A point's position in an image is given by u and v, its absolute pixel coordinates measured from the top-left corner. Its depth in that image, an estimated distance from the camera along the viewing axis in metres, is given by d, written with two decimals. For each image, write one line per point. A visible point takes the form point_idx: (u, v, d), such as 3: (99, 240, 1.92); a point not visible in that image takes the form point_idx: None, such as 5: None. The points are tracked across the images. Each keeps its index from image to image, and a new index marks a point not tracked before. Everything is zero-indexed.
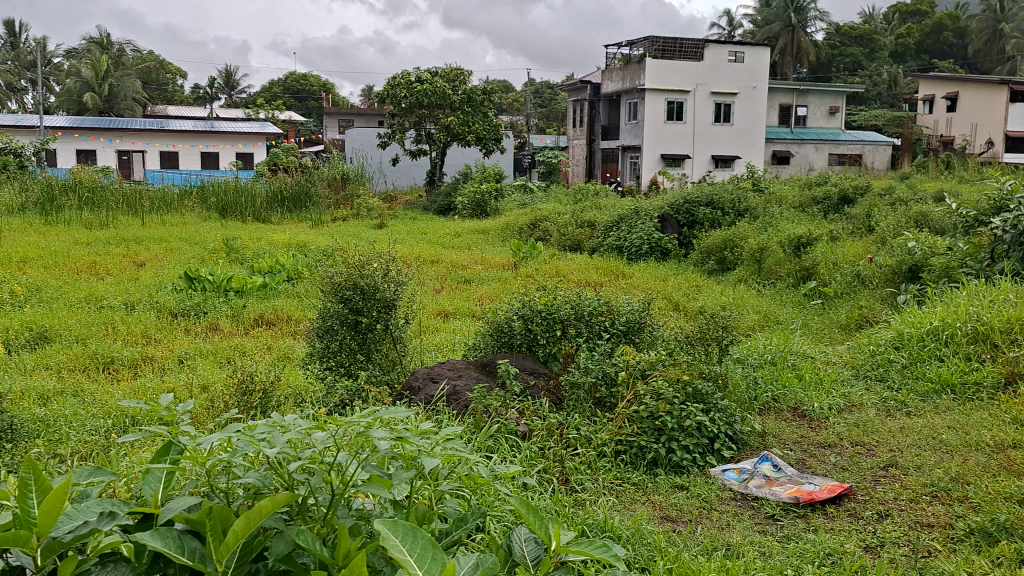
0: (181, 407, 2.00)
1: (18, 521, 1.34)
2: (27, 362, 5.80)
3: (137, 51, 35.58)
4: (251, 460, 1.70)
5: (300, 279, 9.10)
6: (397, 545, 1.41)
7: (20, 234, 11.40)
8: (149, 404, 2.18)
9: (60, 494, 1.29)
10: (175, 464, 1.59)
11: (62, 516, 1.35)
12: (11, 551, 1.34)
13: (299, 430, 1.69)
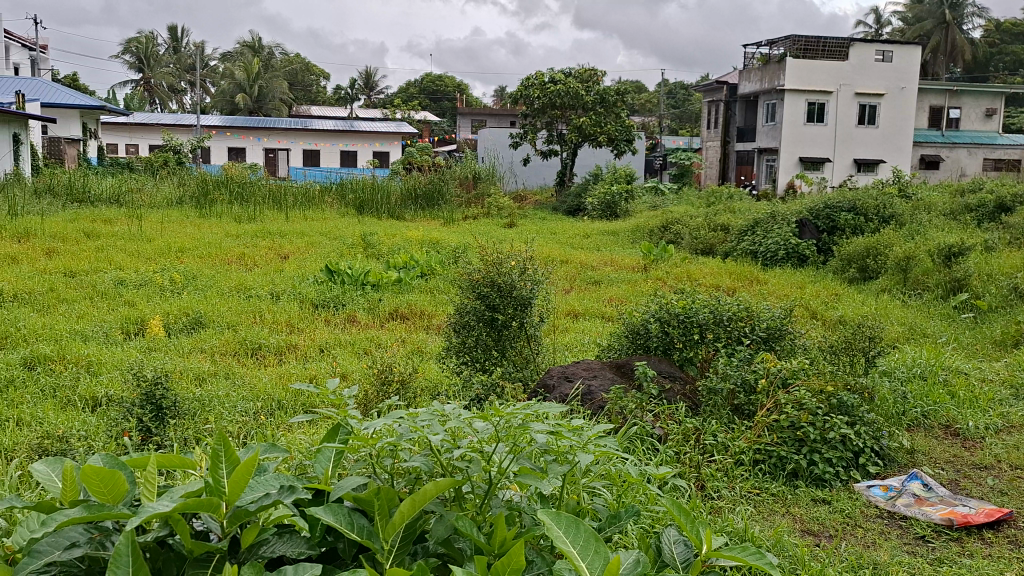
0: (346, 391, 2.12)
1: (207, 488, 1.44)
2: (185, 345, 6.22)
3: (285, 54, 37.40)
4: (415, 445, 1.78)
5: (434, 274, 9.34)
6: (560, 536, 1.45)
7: (178, 225, 12.24)
8: (313, 388, 2.31)
9: (248, 467, 1.39)
10: (344, 445, 1.69)
11: (246, 487, 1.45)
12: (200, 516, 1.45)
13: (458, 419, 1.76)
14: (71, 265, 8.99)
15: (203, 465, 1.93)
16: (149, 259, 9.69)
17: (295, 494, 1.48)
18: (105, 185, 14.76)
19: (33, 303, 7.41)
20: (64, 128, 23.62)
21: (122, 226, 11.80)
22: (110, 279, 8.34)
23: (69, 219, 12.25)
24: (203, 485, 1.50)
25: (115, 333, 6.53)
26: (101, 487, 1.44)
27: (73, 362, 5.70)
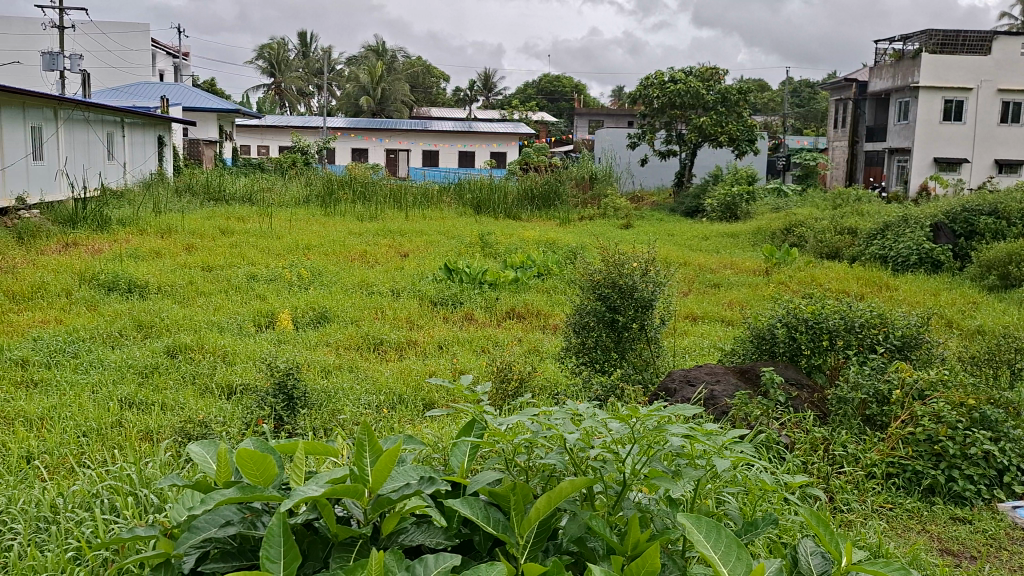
0: (479, 386, 2.17)
1: (353, 476, 1.51)
2: (312, 338, 6.47)
3: (407, 57, 38.35)
4: (550, 443, 1.80)
5: (550, 274, 9.37)
6: (702, 540, 1.47)
7: (306, 223, 12.77)
8: (445, 385, 2.38)
9: (392, 457, 1.44)
10: (480, 439, 1.74)
11: (389, 476, 1.51)
12: (346, 502, 1.51)
13: (593, 419, 1.78)
14: (209, 260, 9.51)
15: (344, 455, 2.02)
16: (278, 255, 10.15)
17: (434, 486, 1.53)
18: (239, 185, 15.55)
19: (175, 296, 7.88)
20: (203, 130, 24.98)
21: (254, 224, 12.39)
22: (243, 274, 8.77)
23: (206, 217, 12.96)
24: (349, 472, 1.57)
25: (248, 325, 6.86)
26: (254, 470, 1.52)
27: (210, 351, 6.04)
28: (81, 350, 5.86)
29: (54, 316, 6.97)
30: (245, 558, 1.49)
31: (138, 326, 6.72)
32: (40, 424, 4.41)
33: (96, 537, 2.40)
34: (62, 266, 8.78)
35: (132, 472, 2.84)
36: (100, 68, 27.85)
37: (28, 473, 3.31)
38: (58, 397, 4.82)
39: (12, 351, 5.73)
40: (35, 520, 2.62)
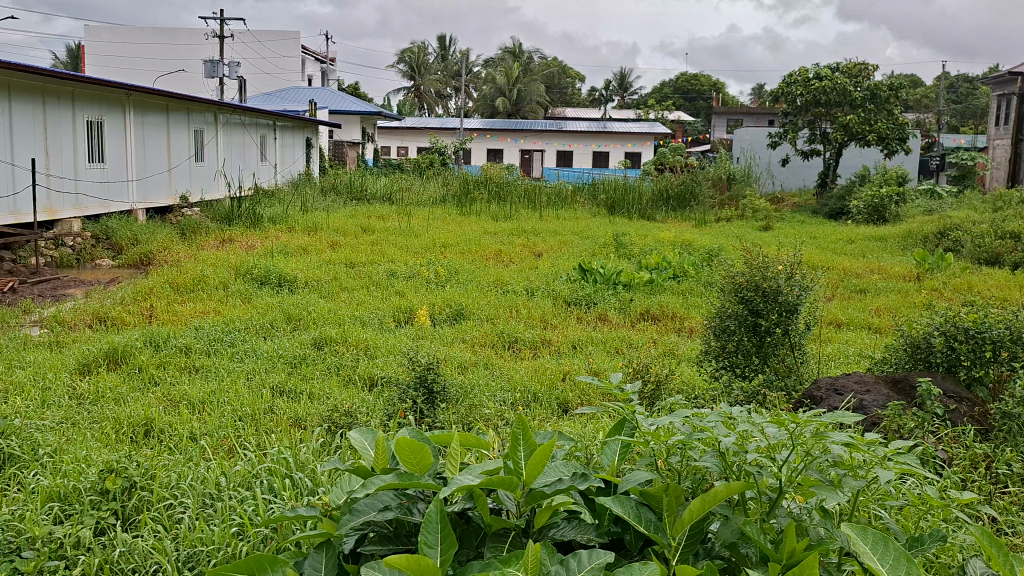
0: (628, 385, 2.18)
1: (509, 469, 1.55)
2: (449, 335, 6.63)
3: (543, 58, 38.61)
4: (705, 444, 1.80)
5: (686, 276, 9.21)
6: (868, 553, 1.47)
7: (442, 222, 13.09)
8: (594, 382, 2.40)
9: (546, 452, 1.47)
10: (632, 440, 1.76)
11: (542, 470, 1.54)
12: (501, 495, 1.56)
13: (750, 425, 1.76)
14: (351, 257, 9.89)
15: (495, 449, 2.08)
16: (418, 253, 10.46)
17: (586, 481, 1.55)
18: (380, 185, 16.11)
19: (320, 290, 8.25)
20: (347, 133, 26.00)
21: (394, 222, 12.81)
22: (384, 271, 9.09)
23: (349, 216, 13.49)
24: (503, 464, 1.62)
25: (388, 321, 7.10)
26: (411, 458, 1.58)
27: (353, 344, 6.28)
28: (238, 339, 6.24)
29: (213, 308, 7.45)
30: (403, 543, 1.57)
31: (288, 319, 7.07)
32: (202, 408, 4.72)
33: (258, 516, 2.58)
34: (219, 260, 9.36)
35: (288, 456, 3.02)
36: (255, 74, 29.50)
37: (194, 452, 3.55)
38: (217, 383, 5.15)
39: (177, 339, 6.16)
40: (201, 496, 2.82)
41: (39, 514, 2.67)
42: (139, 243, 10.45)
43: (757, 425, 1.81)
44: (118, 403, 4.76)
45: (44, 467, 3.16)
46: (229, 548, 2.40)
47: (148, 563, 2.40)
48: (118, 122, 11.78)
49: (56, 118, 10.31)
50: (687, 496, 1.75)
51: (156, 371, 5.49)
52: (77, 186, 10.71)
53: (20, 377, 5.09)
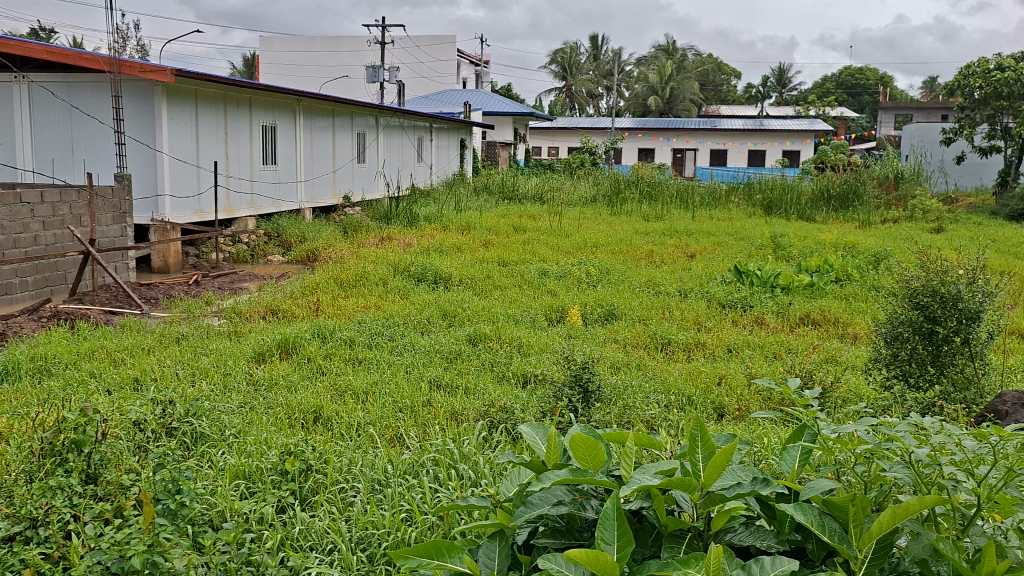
0: (809, 392, 2.15)
1: (687, 470, 1.58)
2: (601, 335, 6.63)
3: (697, 55, 37.89)
4: (895, 454, 1.75)
5: (850, 280, 8.79)
6: None
7: (594, 222, 13.08)
8: (775, 386, 2.38)
9: (725, 456, 1.49)
10: (813, 446, 1.74)
11: (721, 474, 1.55)
12: (677, 495, 1.58)
13: (945, 439, 1.69)
14: (504, 256, 10.06)
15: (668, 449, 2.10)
16: (569, 252, 10.53)
17: (767, 487, 1.55)
18: (532, 185, 16.32)
19: (474, 288, 8.45)
20: (499, 133, 26.44)
21: (545, 222, 12.92)
22: (535, 270, 9.21)
23: (502, 215, 13.73)
24: (678, 466, 1.64)
25: (541, 319, 7.19)
26: (585, 455, 1.61)
27: (507, 342, 6.39)
28: (397, 334, 6.50)
29: (374, 303, 7.77)
30: (574, 538, 1.60)
31: (444, 315, 7.29)
32: (365, 398, 4.95)
33: (425, 503, 2.70)
34: (379, 258, 9.76)
35: (453, 447, 3.13)
36: (413, 78, 30.57)
37: (362, 439, 3.73)
38: (379, 374, 5.39)
39: (342, 332, 6.48)
40: (372, 482, 2.97)
41: (228, 488, 2.89)
42: (306, 240, 11.05)
43: (952, 438, 1.74)
44: (290, 390, 5.08)
45: (230, 447, 3.41)
46: (398, 532, 2.53)
47: (324, 541, 2.55)
48: (290, 126, 12.51)
49: (235, 123, 11.07)
50: (872, 505, 1.70)
51: (322, 361, 5.79)
52: (252, 186, 11.47)
53: (204, 363, 5.51)
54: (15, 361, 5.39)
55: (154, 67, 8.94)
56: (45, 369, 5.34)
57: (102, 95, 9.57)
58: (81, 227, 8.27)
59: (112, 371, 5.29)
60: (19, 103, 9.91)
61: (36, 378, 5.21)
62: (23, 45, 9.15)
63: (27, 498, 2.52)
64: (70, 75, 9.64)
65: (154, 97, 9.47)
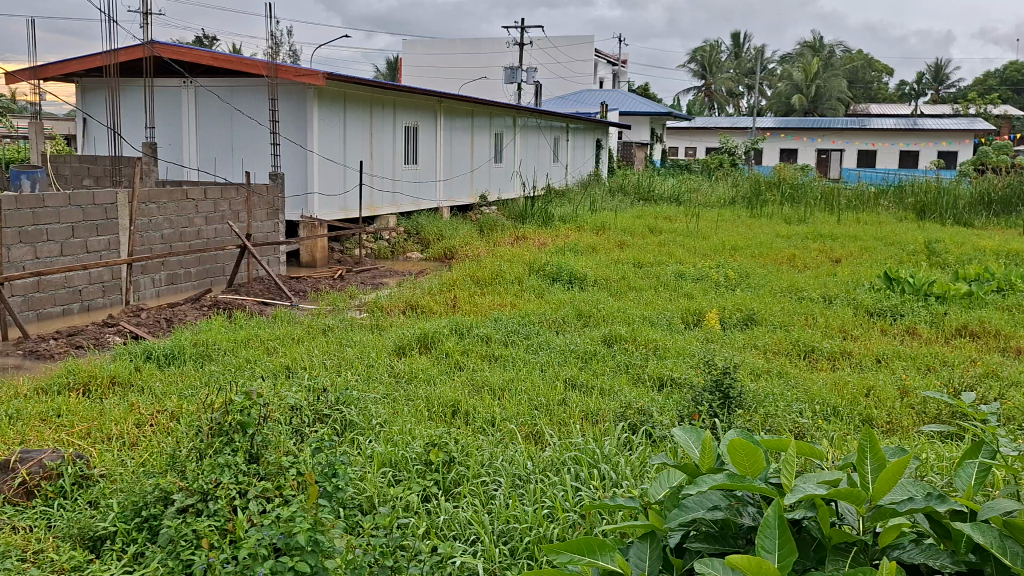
0: (988, 411, 2.07)
1: (853, 483, 1.60)
2: (740, 340, 6.46)
3: (846, 52, 36.29)
4: None
5: (1014, 290, 8.19)
6: None
7: (733, 224, 12.76)
8: (950, 400, 2.30)
9: (898, 470, 1.50)
10: (991, 464, 1.68)
11: (892, 487, 1.56)
12: (843, 506, 1.60)
13: None
14: (640, 257, 9.97)
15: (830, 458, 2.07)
16: (706, 254, 10.32)
17: (943, 504, 1.53)
18: (669, 187, 16.12)
19: (610, 289, 8.42)
20: (636, 133, 26.20)
21: (682, 223, 12.71)
22: (672, 272, 9.07)
23: (637, 216, 13.62)
24: (844, 478, 1.65)
25: (677, 322, 7.09)
26: (744, 461, 1.64)
27: (644, 344, 6.34)
28: (533, 332, 6.56)
29: (510, 301, 7.87)
30: (729, 544, 1.63)
31: (579, 315, 7.30)
32: (501, 395, 5.03)
33: (568, 501, 2.73)
34: (515, 256, 9.87)
35: (595, 448, 3.15)
36: (550, 78, 30.73)
37: (502, 434, 3.80)
38: (515, 372, 5.46)
39: (479, 328, 6.61)
40: (513, 476, 3.01)
41: (376, 475, 3.00)
42: (444, 237, 11.32)
43: None
44: (430, 383, 5.23)
45: (377, 436, 3.54)
46: (541, 528, 2.57)
47: (467, 532, 2.61)
48: (431, 127, 12.84)
49: (380, 124, 11.47)
50: None
51: (460, 357, 5.93)
52: (394, 185, 11.87)
53: (349, 355, 5.75)
54: (181, 346, 5.78)
55: (307, 72, 9.37)
56: (206, 355, 5.71)
57: (260, 98, 10.13)
58: (239, 223, 8.79)
59: (265, 358, 5.60)
60: (186, 106, 10.62)
61: (199, 362, 5.58)
62: (190, 52, 9.77)
63: (199, 473, 2.72)
64: (232, 80, 10.26)
65: (306, 100, 9.94)
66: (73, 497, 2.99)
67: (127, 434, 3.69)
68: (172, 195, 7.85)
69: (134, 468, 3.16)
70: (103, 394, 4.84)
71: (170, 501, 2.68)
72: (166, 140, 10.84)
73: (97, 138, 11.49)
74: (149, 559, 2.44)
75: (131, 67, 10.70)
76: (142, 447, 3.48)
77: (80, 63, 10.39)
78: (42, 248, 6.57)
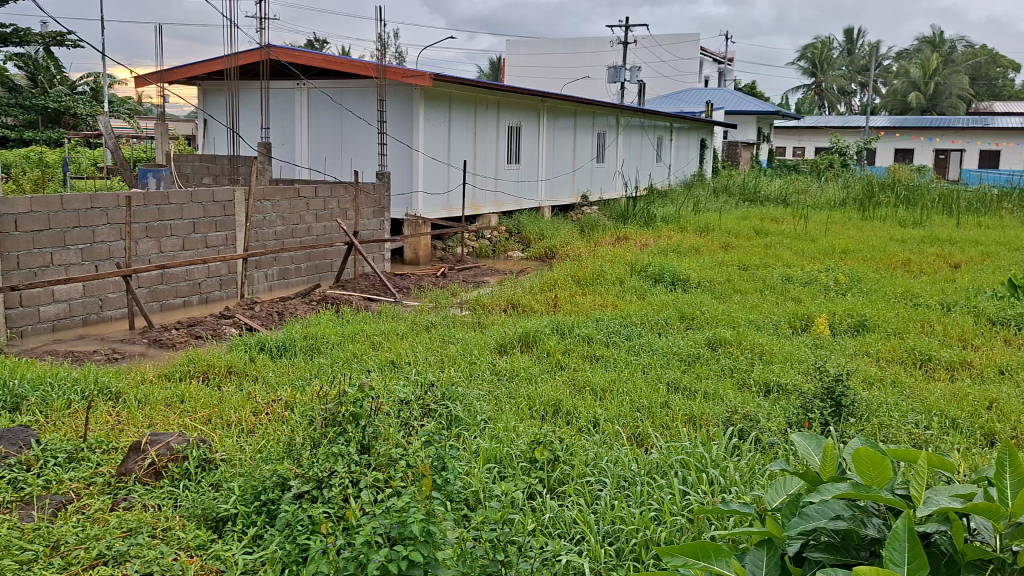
0: None
1: (988, 496, 1.62)
2: (851, 346, 6.24)
3: (969, 47, 34.54)
4: None
5: None
6: None
7: (843, 227, 12.33)
8: None
9: None
10: None
11: None
12: (977, 521, 1.62)
13: None
14: (745, 260, 9.74)
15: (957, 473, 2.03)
16: (814, 257, 10.01)
17: None
18: (775, 188, 15.72)
19: (714, 291, 8.27)
20: (742, 133, 25.61)
21: (789, 225, 12.37)
22: (779, 275, 8.84)
23: (742, 217, 13.31)
24: (978, 492, 1.67)
25: (785, 326, 6.90)
26: (870, 470, 1.71)
27: (749, 348, 6.20)
28: (635, 333, 6.51)
29: (612, 302, 7.83)
30: (851, 555, 1.66)
31: (682, 317, 7.19)
32: (603, 396, 5.01)
33: (675, 505, 2.71)
34: (616, 257, 9.80)
35: (703, 452, 3.11)
36: (654, 78, 30.40)
37: (606, 436, 3.79)
38: (617, 373, 5.44)
39: (581, 329, 6.60)
40: (619, 477, 2.99)
41: (482, 470, 3.03)
42: (545, 237, 11.35)
43: None
44: (531, 382, 5.26)
45: (482, 432, 3.59)
46: (648, 531, 2.56)
47: (573, 531, 2.62)
48: (534, 127, 12.89)
49: (484, 124, 11.59)
50: None
51: (562, 357, 5.93)
52: (496, 185, 11.99)
53: (452, 352, 5.83)
54: (292, 338, 5.99)
55: (414, 72, 9.55)
56: (316, 348, 5.90)
57: (369, 99, 10.39)
58: (347, 220, 9.05)
59: (372, 352, 5.74)
60: (299, 107, 11.00)
61: (309, 355, 5.77)
62: (304, 55, 10.10)
63: (313, 461, 2.83)
64: (343, 81, 10.56)
65: (412, 101, 10.13)
66: (196, 479, 3.15)
67: (244, 421, 3.86)
68: (285, 193, 8.13)
69: (252, 455, 3.30)
70: (220, 382, 5.07)
71: (286, 486, 2.81)
72: (280, 140, 11.26)
73: (216, 138, 12.03)
74: (268, 542, 2.57)
75: (249, 70, 11.15)
76: (259, 434, 3.63)
77: (202, 66, 10.90)
78: (166, 243, 6.92)
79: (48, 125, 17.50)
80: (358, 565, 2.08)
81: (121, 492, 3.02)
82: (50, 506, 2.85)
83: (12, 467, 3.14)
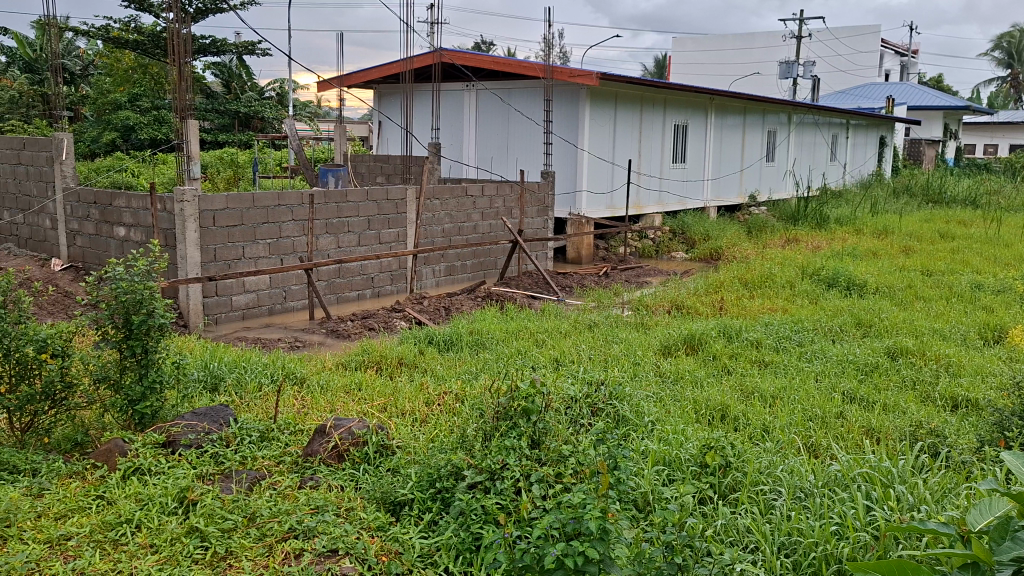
0: None
1: None
2: None
3: None
4: None
5: None
6: None
7: None
8: None
9: None
10: None
11: None
12: None
13: None
14: (929, 265, 9.13)
15: None
16: (1008, 263, 9.24)
17: None
18: (964, 189, 14.62)
19: (894, 297, 7.81)
20: (926, 130, 24.00)
21: (978, 229, 11.47)
22: (968, 282, 8.22)
23: (925, 219, 12.47)
24: None
25: (974, 336, 6.42)
26: None
27: (934, 359, 5.81)
28: (807, 339, 6.25)
29: (781, 306, 7.56)
30: None
31: (858, 324, 6.84)
32: (772, 402, 4.83)
33: (858, 520, 2.58)
34: (786, 260, 9.45)
35: (888, 466, 2.95)
36: (829, 72, 29.01)
37: (780, 445, 3.66)
38: (787, 380, 5.24)
39: (748, 332, 6.41)
40: (794, 488, 2.89)
41: (652, 472, 3.01)
42: (711, 237, 11.09)
43: None
44: (696, 385, 5.15)
45: (650, 433, 3.57)
46: (827, 545, 2.46)
47: (747, 540, 2.55)
48: (702, 125, 12.62)
49: (650, 123, 11.47)
50: None
51: (728, 361, 5.78)
52: (661, 184, 11.85)
53: (616, 351, 5.81)
54: (458, 334, 6.16)
55: (581, 72, 9.57)
56: (480, 343, 6.04)
57: (536, 100, 10.51)
58: (512, 219, 9.22)
59: (535, 349, 5.83)
60: (469, 107, 11.30)
61: (474, 350, 5.92)
62: (475, 57, 10.36)
63: (487, 453, 2.91)
64: (512, 82, 10.74)
65: (579, 100, 10.17)
66: (375, 464, 3.31)
67: (417, 411, 4.01)
68: (454, 192, 8.36)
69: (426, 444, 3.43)
70: (393, 372, 5.29)
71: (461, 475, 2.89)
72: (450, 140, 11.61)
73: (390, 138, 12.56)
74: (444, 528, 2.67)
75: (422, 73, 11.56)
76: (431, 424, 3.77)
77: (379, 70, 11.41)
78: (343, 239, 7.30)
79: (240, 128, 18.87)
80: (536, 558, 2.14)
81: (307, 472, 3.23)
82: (247, 480, 3.09)
83: (214, 442, 3.39)
